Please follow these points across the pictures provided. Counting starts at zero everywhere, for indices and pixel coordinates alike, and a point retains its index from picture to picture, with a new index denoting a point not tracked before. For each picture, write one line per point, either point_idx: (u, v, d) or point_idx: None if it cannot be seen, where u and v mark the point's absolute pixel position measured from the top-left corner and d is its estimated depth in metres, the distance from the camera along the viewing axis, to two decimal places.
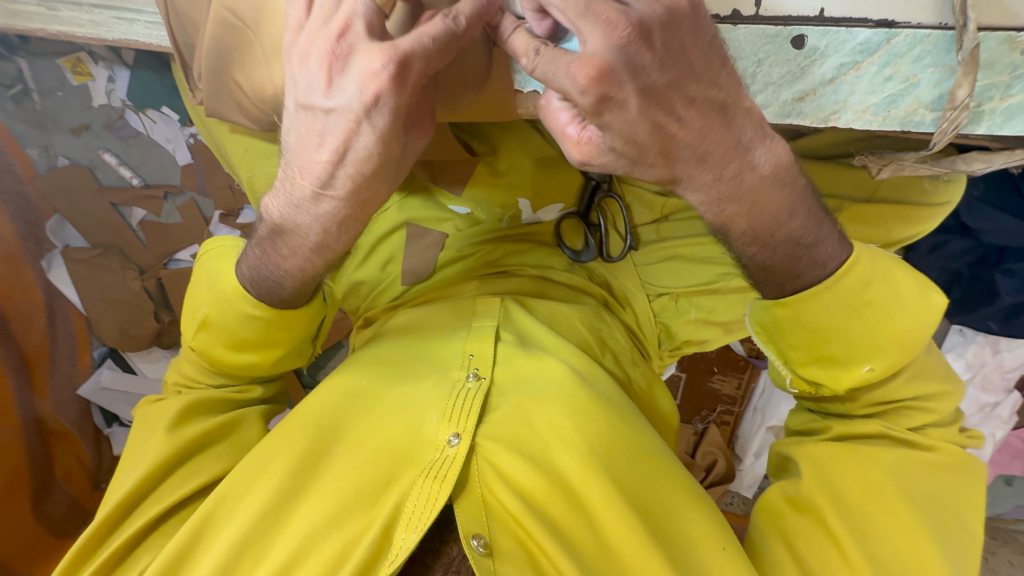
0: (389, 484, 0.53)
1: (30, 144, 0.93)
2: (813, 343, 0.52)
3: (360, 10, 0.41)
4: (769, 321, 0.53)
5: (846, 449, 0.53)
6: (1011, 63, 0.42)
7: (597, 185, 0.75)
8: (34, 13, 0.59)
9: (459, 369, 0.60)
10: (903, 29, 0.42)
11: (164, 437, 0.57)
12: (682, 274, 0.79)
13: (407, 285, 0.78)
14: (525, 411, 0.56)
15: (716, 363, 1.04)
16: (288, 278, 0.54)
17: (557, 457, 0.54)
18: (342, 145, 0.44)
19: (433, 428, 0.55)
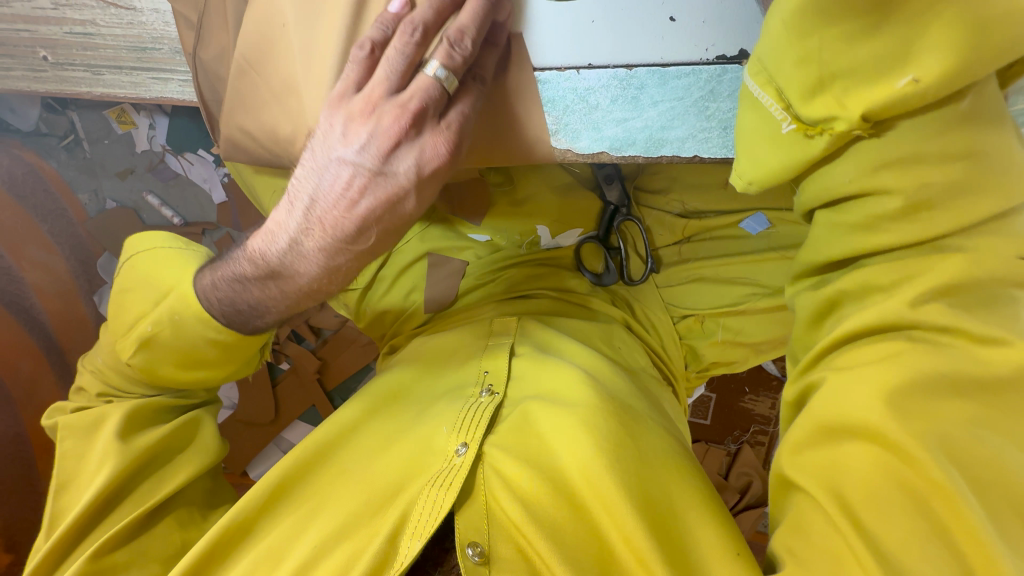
0: (398, 494, 0.53)
1: (81, 190, 1.00)
2: (825, 53, 0.39)
3: (431, 93, 0.46)
4: (783, 31, 0.41)
5: (874, 354, 0.42)
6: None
7: (616, 210, 0.74)
8: (80, 78, 0.62)
9: (474, 386, 0.61)
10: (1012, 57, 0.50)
11: (115, 446, 0.57)
12: (705, 295, 0.77)
13: (431, 312, 0.79)
14: (531, 421, 0.56)
15: (747, 382, 1.03)
16: (272, 312, 0.56)
17: (560, 458, 0.53)
18: (383, 208, 0.49)
19: (444, 439, 0.55)
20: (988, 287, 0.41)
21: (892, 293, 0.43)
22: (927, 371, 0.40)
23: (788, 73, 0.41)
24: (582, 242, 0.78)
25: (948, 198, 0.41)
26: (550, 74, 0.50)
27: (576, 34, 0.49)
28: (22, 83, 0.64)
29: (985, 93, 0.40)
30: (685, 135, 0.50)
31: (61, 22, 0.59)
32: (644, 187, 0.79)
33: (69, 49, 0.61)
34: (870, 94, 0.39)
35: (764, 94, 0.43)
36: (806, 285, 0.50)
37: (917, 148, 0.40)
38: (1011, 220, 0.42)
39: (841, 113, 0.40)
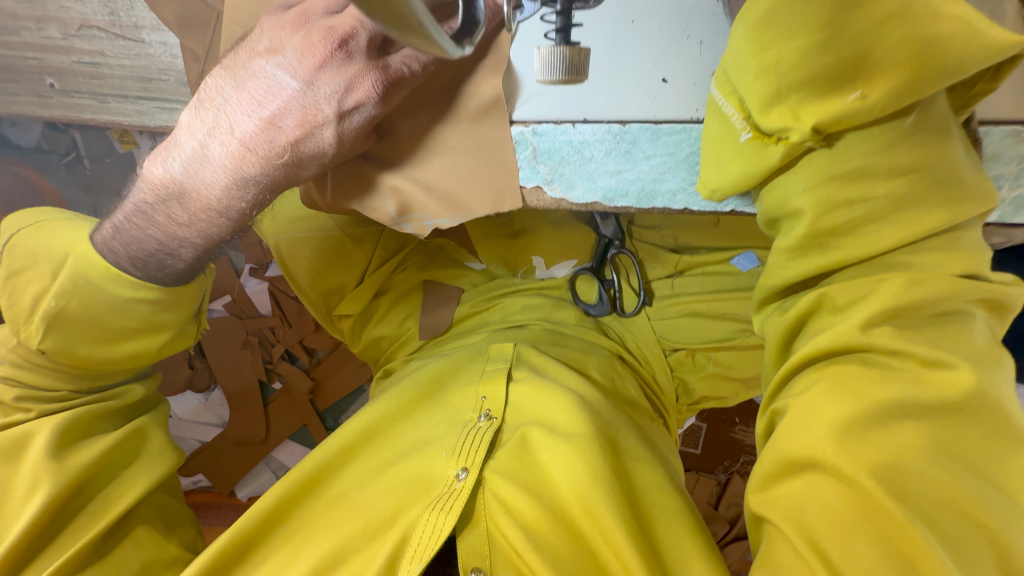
0: (395, 519, 0.53)
1: (81, 207, 0.97)
2: (783, 65, 0.40)
3: (366, 23, 0.45)
4: (750, 44, 0.42)
5: (843, 388, 0.43)
6: (1017, 155, 0.49)
7: (610, 243, 0.75)
8: (85, 105, 0.63)
9: (471, 411, 0.61)
10: (999, 124, 0.49)
11: (51, 465, 0.53)
12: (699, 331, 0.78)
13: (425, 339, 0.80)
14: (531, 449, 0.57)
15: (737, 413, 1.04)
16: (174, 242, 0.53)
17: (557, 485, 0.53)
18: (296, 129, 0.48)
19: (443, 464, 0.55)
20: (945, 309, 0.43)
21: (847, 315, 0.44)
22: (881, 404, 0.41)
23: (749, 84, 0.43)
24: (575, 273, 0.79)
25: (896, 208, 0.42)
26: (548, 126, 0.51)
27: (563, 91, 0.51)
28: (26, 108, 0.64)
29: (933, 112, 0.42)
30: (676, 188, 0.52)
31: (69, 51, 0.61)
32: (638, 222, 0.81)
33: (76, 77, 0.62)
34: (818, 108, 0.41)
35: (728, 104, 0.46)
36: (773, 311, 0.52)
37: (865, 161, 0.42)
38: (966, 244, 0.43)
39: (795, 124, 0.42)
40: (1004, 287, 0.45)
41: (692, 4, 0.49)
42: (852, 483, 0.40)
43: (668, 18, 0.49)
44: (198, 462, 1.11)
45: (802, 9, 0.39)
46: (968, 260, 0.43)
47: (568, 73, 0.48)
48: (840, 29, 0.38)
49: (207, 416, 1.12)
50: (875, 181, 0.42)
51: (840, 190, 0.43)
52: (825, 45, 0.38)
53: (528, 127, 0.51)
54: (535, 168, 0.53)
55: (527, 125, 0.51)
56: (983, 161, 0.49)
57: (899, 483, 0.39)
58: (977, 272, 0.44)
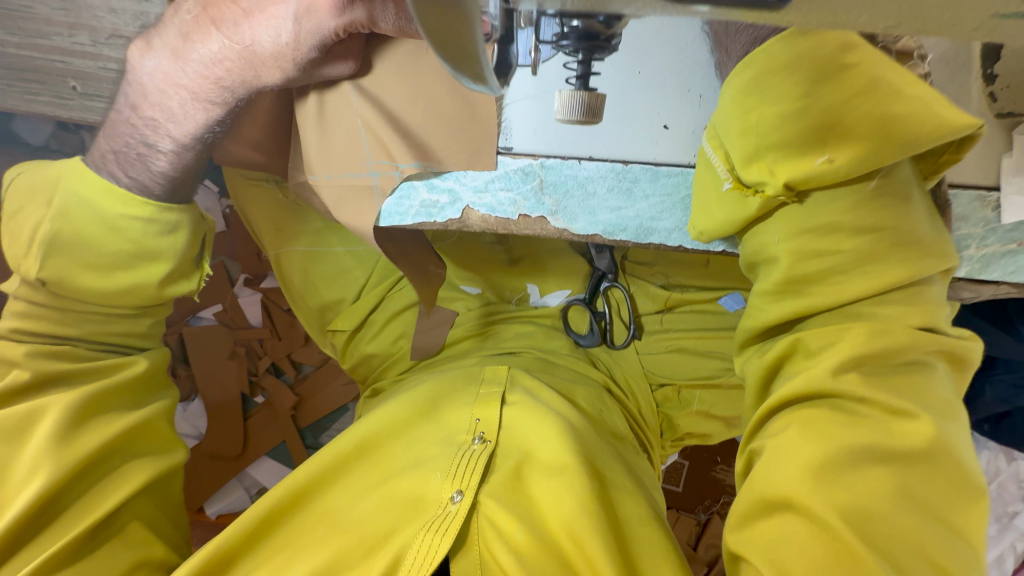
0: (388, 538, 0.53)
1: None
2: (763, 127, 0.45)
3: None
4: (734, 98, 0.47)
5: (813, 427, 0.45)
6: (983, 217, 0.54)
7: (603, 275, 0.78)
8: (105, 110, 0.64)
9: (465, 432, 0.61)
10: (966, 188, 0.53)
11: (55, 451, 0.52)
12: (685, 367, 0.80)
13: (417, 360, 0.80)
14: (522, 476, 0.58)
15: (719, 452, 1.04)
16: (148, 142, 0.54)
17: (546, 513, 0.54)
18: (259, 27, 0.47)
19: (437, 486, 0.55)
20: (909, 359, 0.46)
21: (818, 359, 0.47)
22: (851, 447, 0.43)
23: (733, 140, 0.47)
24: (567, 303, 0.81)
25: (861, 263, 0.45)
26: (557, 160, 0.53)
27: (569, 132, 0.54)
28: (47, 108, 0.66)
29: (897, 176, 0.45)
30: (672, 227, 0.57)
31: (96, 57, 0.63)
32: (632, 257, 0.83)
33: (100, 83, 0.64)
34: (794, 167, 0.44)
35: (714, 154, 0.49)
36: (754, 354, 0.54)
37: (834, 219, 0.45)
38: (929, 298, 0.46)
39: (770, 179, 0.45)
40: (963, 341, 0.48)
41: (697, 59, 0.51)
42: (826, 527, 0.41)
43: (675, 68, 0.51)
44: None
45: (783, 79, 0.43)
46: (930, 314, 0.46)
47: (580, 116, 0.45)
48: (815, 101, 0.42)
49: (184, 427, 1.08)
50: (845, 237, 0.45)
51: (811, 241, 0.46)
52: (799, 114, 0.43)
53: (538, 160, 0.53)
54: (541, 199, 0.56)
55: (535, 157, 0.53)
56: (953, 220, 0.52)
57: (866, 526, 0.41)
58: (938, 327, 0.47)
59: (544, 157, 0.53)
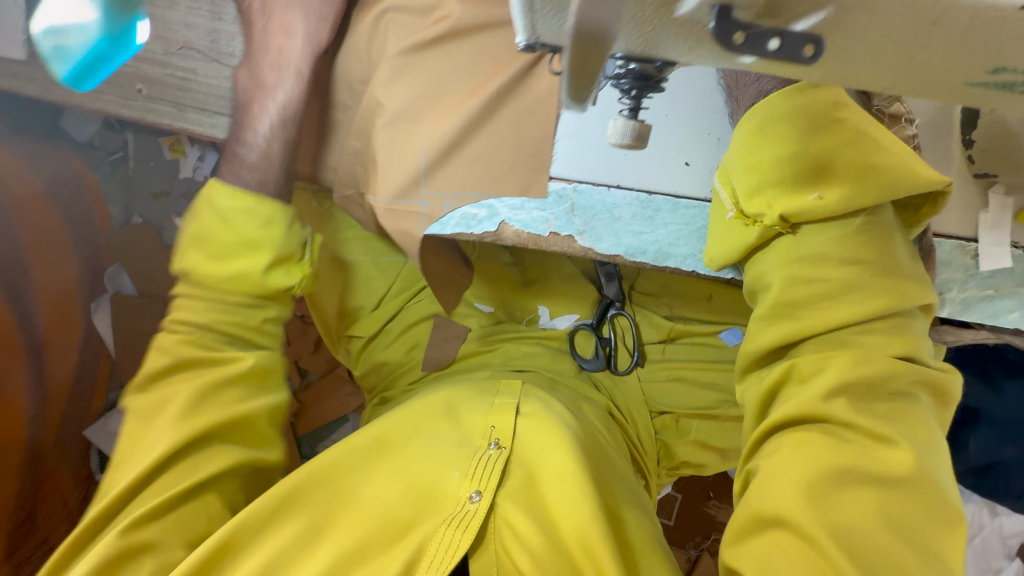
0: (410, 528, 0.58)
1: (114, 202, 1.05)
2: (763, 167, 0.51)
3: None
4: (741, 139, 0.53)
5: (802, 442, 0.49)
6: (963, 263, 0.60)
7: (610, 303, 0.82)
8: (165, 112, 0.70)
9: (481, 438, 0.65)
10: (947, 238, 0.60)
11: (164, 427, 0.57)
12: (684, 396, 0.84)
13: (429, 370, 0.83)
14: (534, 481, 0.62)
15: (712, 487, 1.03)
16: (257, 151, 0.61)
17: (556, 517, 0.58)
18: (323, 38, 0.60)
19: (456, 484, 0.60)
20: (893, 388, 0.50)
21: (809, 384, 0.51)
22: (838, 466, 0.47)
23: (739, 176, 0.53)
24: (575, 327, 0.85)
25: (846, 291, 0.49)
26: (589, 186, 0.60)
27: (601, 157, 0.59)
28: (109, 107, 0.70)
29: (880, 218, 0.50)
30: (688, 254, 0.60)
31: (165, 65, 0.68)
32: (638, 288, 0.87)
33: (163, 87, 0.69)
34: (791, 202, 0.49)
35: (722, 188, 0.56)
36: (754, 381, 0.58)
37: (822, 249, 0.50)
38: (907, 330, 0.51)
39: (767, 212, 0.51)
40: (940, 374, 0.52)
41: (715, 107, 0.59)
42: (813, 542, 0.44)
43: (696, 114, 0.59)
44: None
45: (781, 127, 0.50)
46: (909, 345, 0.50)
47: (632, 138, 0.39)
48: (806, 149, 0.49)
49: None
50: (833, 267, 0.50)
51: (807, 269, 0.51)
52: (793, 157, 0.49)
53: (571, 183, 0.60)
54: (571, 219, 0.60)
55: (569, 182, 0.60)
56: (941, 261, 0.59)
57: (852, 545, 0.44)
58: (916, 357, 0.51)
59: (576, 183, 0.60)
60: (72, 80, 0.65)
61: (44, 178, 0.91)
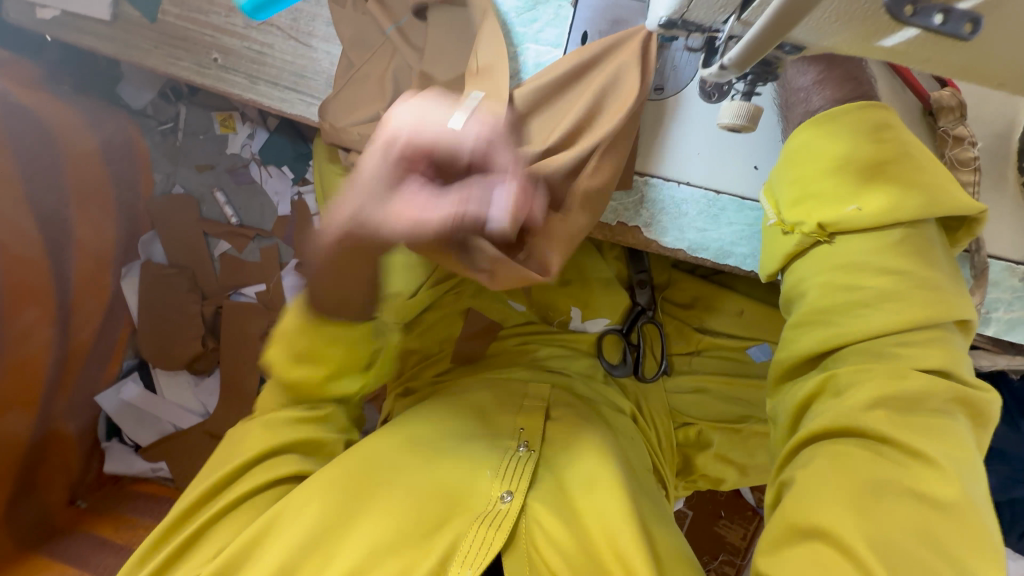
0: (443, 525, 0.56)
1: (157, 170, 1.06)
2: (808, 178, 0.53)
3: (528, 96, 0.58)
4: (790, 153, 0.56)
5: (839, 455, 0.48)
6: (1011, 286, 0.60)
7: (642, 311, 0.84)
8: (236, 84, 0.72)
9: (511, 438, 0.65)
10: (1004, 260, 0.59)
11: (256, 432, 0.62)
12: (710, 408, 0.85)
13: (456, 363, 0.87)
14: (564, 481, 0.62)
15: (724, 506, 1.03)
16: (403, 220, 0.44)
17: (587, 521, 0.58)
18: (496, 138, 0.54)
19: (488, 484, 0.60)
20: (932, 406, 0.49)
21: (843, 398, 0.50)
22: (876, 480, 0.46)
23: (784, 187, 0.56)
24: (606, 331, 0.86)
25: (882, 299, 0.50)
26: (658, 181, 0.62)
27: (669, 157, 0.61)
28: (183, 72, 0.72)
29: (924, 232, 0.51)
30: (748, 253, 0.62)
31: (244, 38, 0.71)
32: (669, 298, 0.89)
33: (239, 59, 0.72)
34: (827, 212, 0.52)
35: (765, 201, 0.58)
36: (786, 394, 0.58)
37: (863, 257, 0.51)
38: (948, 344, 0.50)
39: (806, 220, 0.53)
40: (974, 389, 0.51)
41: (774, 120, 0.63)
42: (852, 555, 0.43)
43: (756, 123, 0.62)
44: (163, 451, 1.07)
45: (828, 141, 0.53)
46: (947, 359, 0.49)
47: (746, 120, 0.43)
48: (852, 163, 0.51)
49: (191, 402, 1.09)
50: (871, 274, 0.50)
51: (844, 276, 0.51)
52: (836, 169, 0.52)
53: (641, 179, 0.62)
54: (637, 212, 0.62)
55: (641, 177, 0.62)
56: (986, 285, 0.59)
57: (889, 554, 0.43)
58: (952, 374, 0.50)
59: (652, 176, 0.62)
60: (250, 7, 0.61)
61: (96, 140, 0.93)
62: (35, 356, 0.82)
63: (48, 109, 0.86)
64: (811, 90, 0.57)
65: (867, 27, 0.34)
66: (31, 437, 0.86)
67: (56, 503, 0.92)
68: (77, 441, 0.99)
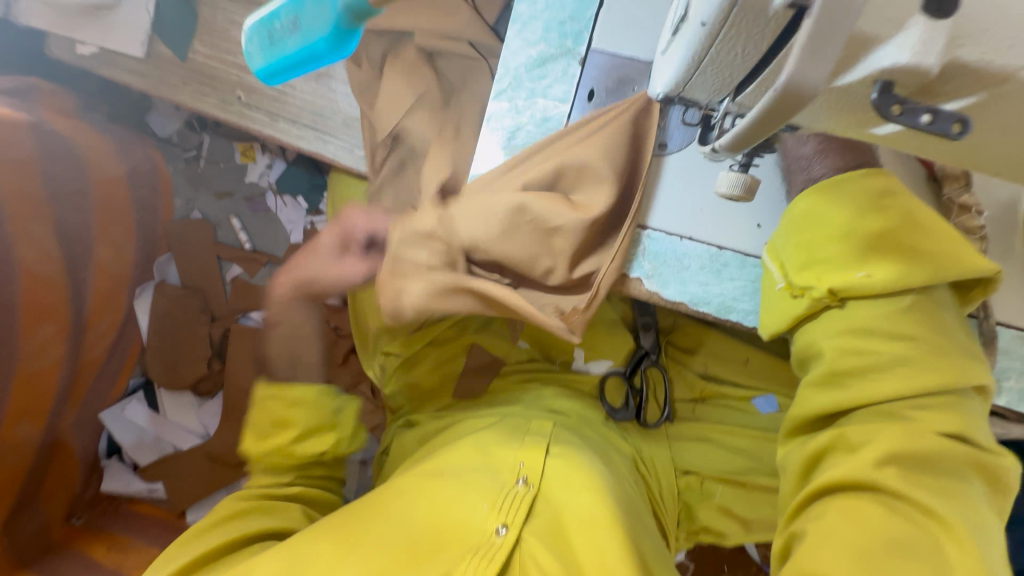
0: (435, 555, 0.55)
1: (179, 195, 1.11)
2: (813, 244, 0.53)
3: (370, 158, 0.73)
4: (793, 216, 0.56)
5: (846, 510, 0.46)
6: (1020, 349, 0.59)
7: (646, 354, 0.83)
8: (258, 120, 0.76)
9: (510, 473, 0.64)
10: (1011, 325, 0.59)
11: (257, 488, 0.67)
12: (712, 458, 0.82)
13: (458, 398, 0.85)
14: (565, 522, 0.60)
15: (728, 561, 0.99)
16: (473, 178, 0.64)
17: (585, 563, 0.56)
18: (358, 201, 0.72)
19: (483, 516, 0.58)
20: (944, 467, 0.47)
21: (857, 453, 0.49)
22: (893, 540, 0.43)
23: (790, 252, 0.55)
24: (608, 374, 0.85)
25: (894, 364, 0.49)
26: (661, 233, 0.62)
27: (675, 209, 0.62)
28: (209, 108, 0.76)
29: (931, 296, 0.50)
30: (751, 310, 0.62)
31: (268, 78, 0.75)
32: (673, 343, 0.89)
33: (262, 97, 0.75)
34: (836, 277, 0.51)
35: (769, 261, 0.58)
36: (796, 446, 0.56)
37: (874, 322, 0.50)
38: (960, 410, 0.49)
39: (816, 285, 0.52)
40: (991, 455, 0.49)
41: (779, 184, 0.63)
42: None
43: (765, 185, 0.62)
44: (161, 471, 1.07)
45: (832, 206, 0.53)
46: (959, 422, 0.48)
47: (741, 190, 0.44)
48: (854, 228, 0.51)
49: (192, 423, 1.10)
50: (880, 339, 0.49)
51: (854, 340, 0.51)
52: (841, 235, 0.51)
53: (647, 232, 0.62)
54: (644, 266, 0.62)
55: (647, 230, 0.62)
56: (995, 350, 0.58)
57: None
58: (968, 438, 0.48)
59: (655, 230, 0.62)
60: (265, 74, 0.50)
61: (125, 165, 0.97)
62: (46, 373, 0.83)
63: (82, 136, 0.90)
64: (812, 159, 0.57)
65: (865, 117, 0.34)
66: (37, 455, 0.86)
67: (53, 519, 0.92)
68: (80, 459, 0.99)
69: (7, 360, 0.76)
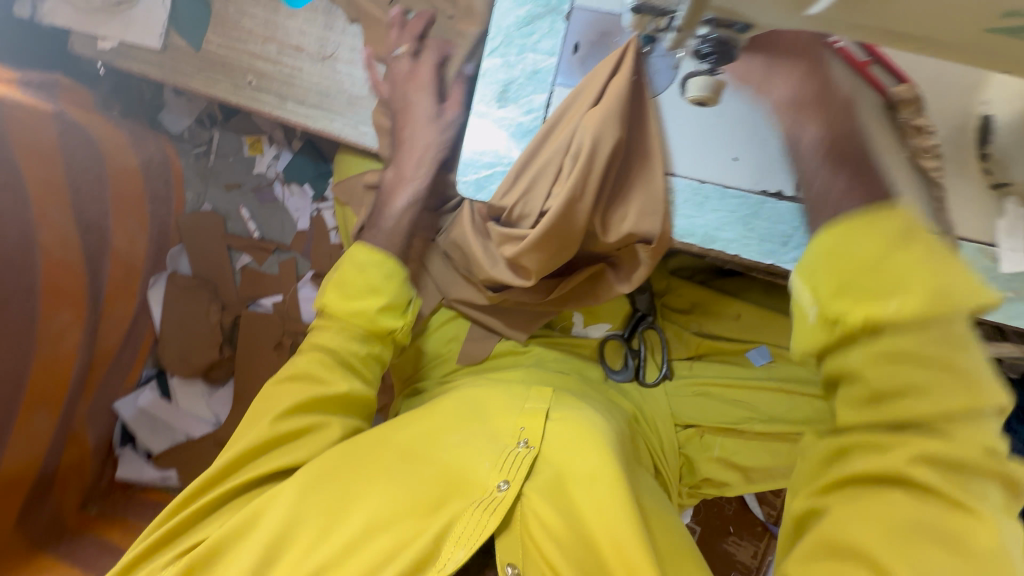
0: (440, 507, 0.58)
1: (190, 189, 1.16)
2: (843, 272, 0.42)
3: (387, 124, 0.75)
4: (809, 267, 0.45)
5: (869, 493, 0.43)
6: (985, 266, 0.63)
7: (643, 315, 0.87)
8: (268, 103, 0.81)
9: (511, 437, 0.65)
10: (974, 243, 0.63)
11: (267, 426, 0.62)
12: (710, 411, 0.85)
13: (463, 364, 0.86)
14: (564, 480, 0.61)
15: (733, 521, 1.00)
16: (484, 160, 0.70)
17: (586, 515, 0.57)
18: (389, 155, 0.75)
19: (484, 473, 0.61)
20: (974, 473, 0.40)
21: (886, 451, 0.42)
22: (915, 523, 0.40)
23: (817, 276, 0.44)
24: (607, 337, 0.87)
25: (929, 377, 0.40)
26: None
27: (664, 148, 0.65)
28: (222, 93, 0.81)
29: (960, 325, 0.40)
30: (732, 238, 0.65)
31: (277, 63, 0.80)
32: (668, 305, 0.92)
33: (272, 81, 0.81)
34: (867, 305, 0.41)
35: (793, 279, 0.46)
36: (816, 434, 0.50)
37: (908, 345, 0.40)
38: (988, 431, 0.41)
39: (847, 312, 0.41)
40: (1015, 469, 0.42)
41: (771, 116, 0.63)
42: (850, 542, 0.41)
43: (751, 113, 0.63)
44: (175, 458, 1.09)
45: (857, 253, 0.42)
46: (988, 437, 0.41)
47: (709, 92, 0.49)
48: (884, 262, 0.40)
49: (203, 411, 1.12)
50: (917, 369, 0.40)
51: (884, 364, 0.41)
52: (872, 270, 0.41)
53: None
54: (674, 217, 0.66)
55: None
56: None
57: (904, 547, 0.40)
58: (997, 454, 0.41)
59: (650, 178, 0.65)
60: None
61: (138, 159, 1.02)
62: (64, 358, 0.86)
63: (98, 129, 0.95)
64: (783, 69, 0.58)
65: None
66: (53, 439, 0.88)
67: (66, 507, 0.93)
68: (94, 448, 1.01)
69: (25, 343, 0.79)
